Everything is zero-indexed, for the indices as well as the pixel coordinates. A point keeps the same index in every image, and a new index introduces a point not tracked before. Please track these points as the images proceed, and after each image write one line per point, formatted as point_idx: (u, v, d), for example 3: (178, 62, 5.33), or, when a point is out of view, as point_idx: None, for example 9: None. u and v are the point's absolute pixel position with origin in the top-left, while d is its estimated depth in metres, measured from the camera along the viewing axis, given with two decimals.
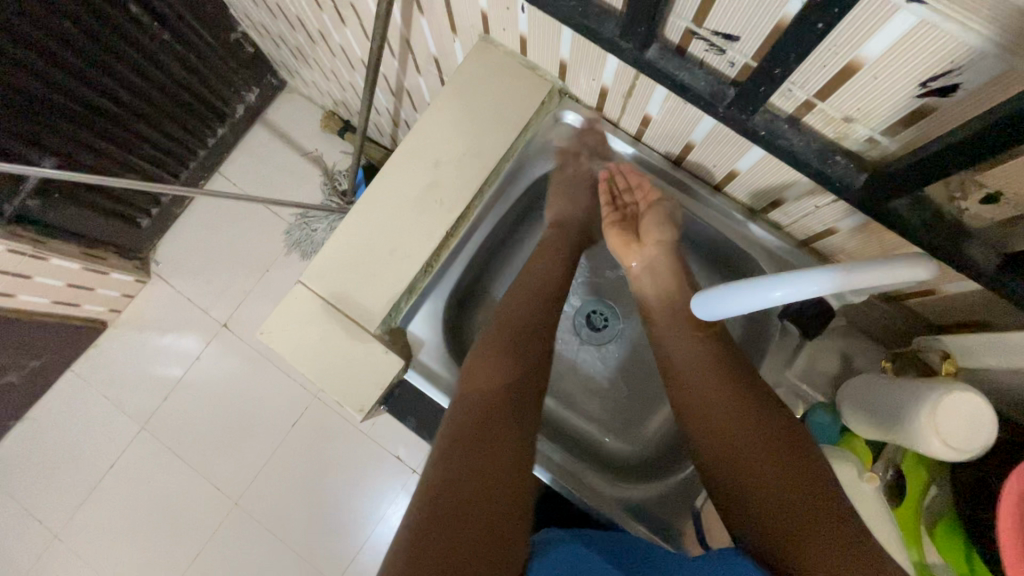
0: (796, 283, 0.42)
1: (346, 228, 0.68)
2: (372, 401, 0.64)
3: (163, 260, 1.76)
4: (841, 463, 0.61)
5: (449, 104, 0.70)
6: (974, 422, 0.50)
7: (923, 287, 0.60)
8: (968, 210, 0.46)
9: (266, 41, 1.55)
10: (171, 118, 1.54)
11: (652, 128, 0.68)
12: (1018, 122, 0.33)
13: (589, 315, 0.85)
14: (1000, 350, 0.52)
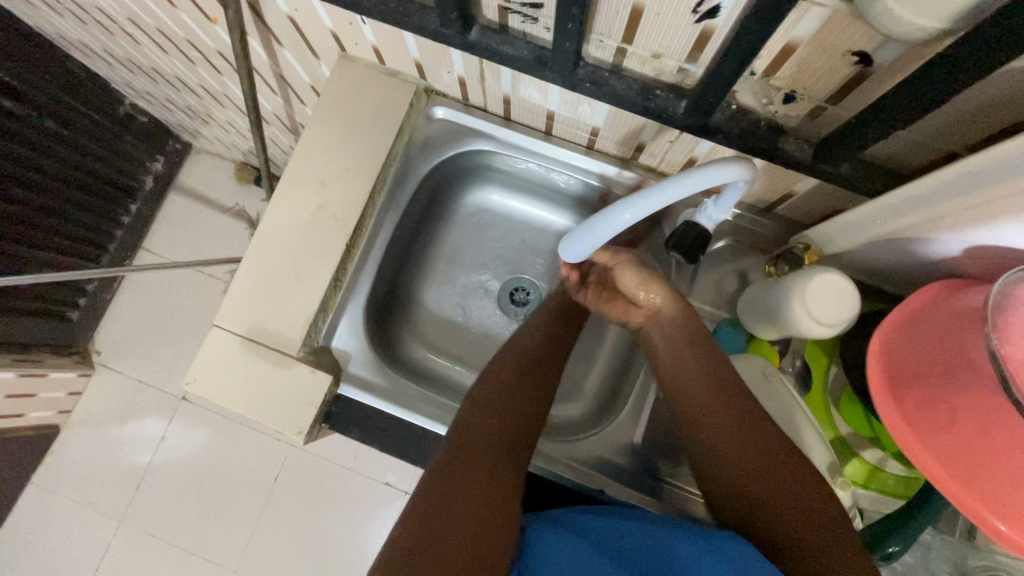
0: (638, 204, 0.47)
1: (249, 263, 0.69)
2: (310, 421, 0.66)
3: (104, 349, 1.71)
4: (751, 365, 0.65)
5: (321, 124, 0.72)
6: (840, 298, 0.55)
7: (783, 191, 0.65)
8: (778, 111, 0.51)
9: (158, 108, 1.54)
10: (77, 205, 1.51)
11: (516, 105, 0.71)
12: (760, 23, 0.37)
13: (512, 291, 0.86)
14: (849, 228, 0.57)
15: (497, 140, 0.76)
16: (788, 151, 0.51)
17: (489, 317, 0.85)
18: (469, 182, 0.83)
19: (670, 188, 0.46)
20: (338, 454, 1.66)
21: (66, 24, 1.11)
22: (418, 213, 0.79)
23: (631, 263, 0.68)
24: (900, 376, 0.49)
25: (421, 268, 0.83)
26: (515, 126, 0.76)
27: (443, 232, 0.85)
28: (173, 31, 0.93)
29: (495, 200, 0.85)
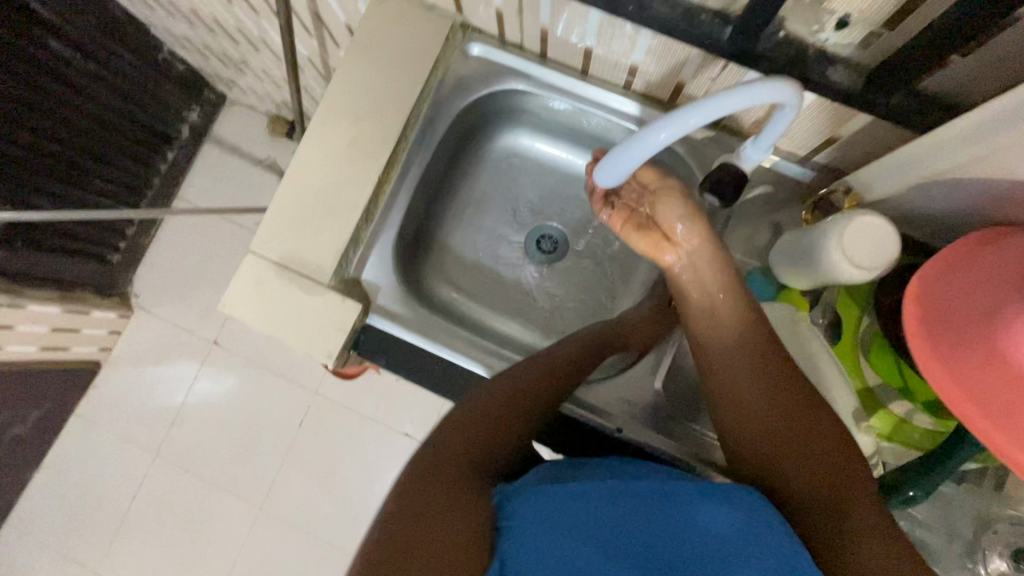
0: (673, 125, 0.49)
1: (284, 194, 0.71)
2: (339, 345, 0.68)
3: (141, 292, 1.78)
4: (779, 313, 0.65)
5: (357, 57, 0.73)
6: (878, 241, 0.54)
7: (825, 136, 0.63)
8: (828, 40, 0.49)
9: (195, 55, 1.56)
10: (117, 150, 1.56)
11: (552, 41, 0.70)
12: None
13: (539, 239, 0.85)
14: (894, 171, 0.55)
15: (532, 79, 0.75)
16: (837, 83, 0.49)
17: (516, 262, 0.85)
18: (501, 125, 0.83)
19: (702, 108, 0.47)
20: (360, 404, 1.71)
21: None
22: (448, 154, 0.79)
23: (676, 197, 0.64)
24: (930, 320, 0.48)
25: (450, 210, 0.84)
26: (551, 65, 0.75)
27: (473, 174, 0.85)
28: None
29: (526, 145, 0.85)
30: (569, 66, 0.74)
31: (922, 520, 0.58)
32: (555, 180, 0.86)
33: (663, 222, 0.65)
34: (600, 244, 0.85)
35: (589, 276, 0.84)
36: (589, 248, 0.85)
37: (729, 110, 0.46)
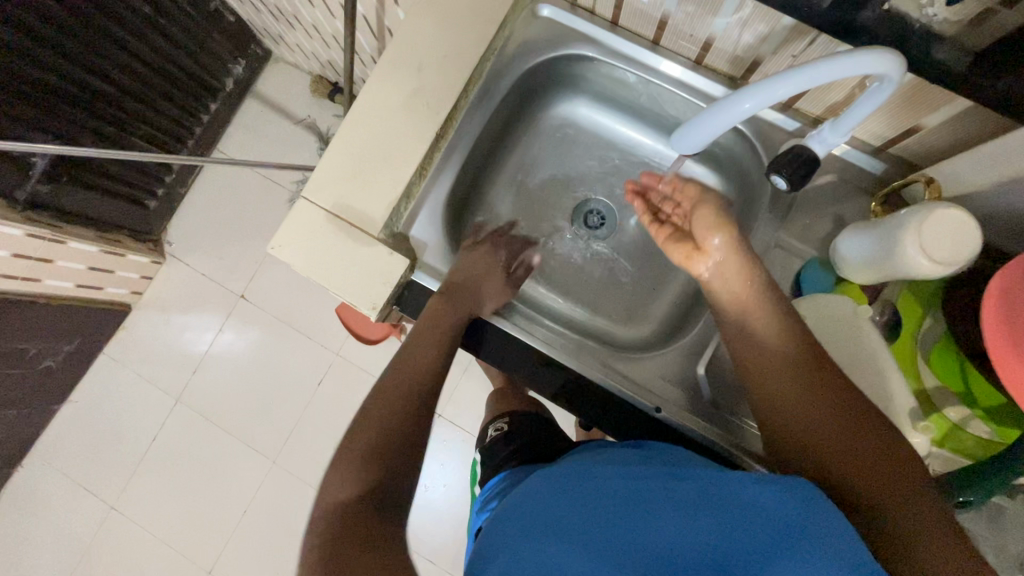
0: (760, 94, 0.48)
1: (342, 141, 0.70)
2: (383, 298, 0.68)
3: (175, 240, 1.81)
4: (836, 300, 0.62)
5: (425, 9, 0.71)
6: (958, 235, 0.51)
7: (906, 125, 0.61)
8: (936, 16, 0.47)
9: (247, 7, 1.55)
10: (163, 96, 1.57)
11: (627, 7, 0.68)
12: None
13: (587, 214, 0.84)
14: (984, 163, 0.53)
15: (600, 46, 0.73)
16: (940, 60, 0.46)
17: (562, 235, 0.83)
18: (560, 92, 0.81)
19: (792, 76, 0.45)
20: (379, 370, 1.73)
21: None
22: (506, 116, 0.78)
23: (710, 207, 0.62)
24: (1011, 320, 0.45)
25: (501, 175, 0.83)
26: (621, 32, 0.73)
27: (527, 141, 0.83)
28: None
29: (584, 114, 0.83)
30: (640, 35, 0.72)
31: (973, 528, 0.56)
32: (608, 154, 0.84)
33: (699, 233, 0.63)
34: None
35: (635, 254, 0.82)
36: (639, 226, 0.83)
37: (819, 80, 0.44)
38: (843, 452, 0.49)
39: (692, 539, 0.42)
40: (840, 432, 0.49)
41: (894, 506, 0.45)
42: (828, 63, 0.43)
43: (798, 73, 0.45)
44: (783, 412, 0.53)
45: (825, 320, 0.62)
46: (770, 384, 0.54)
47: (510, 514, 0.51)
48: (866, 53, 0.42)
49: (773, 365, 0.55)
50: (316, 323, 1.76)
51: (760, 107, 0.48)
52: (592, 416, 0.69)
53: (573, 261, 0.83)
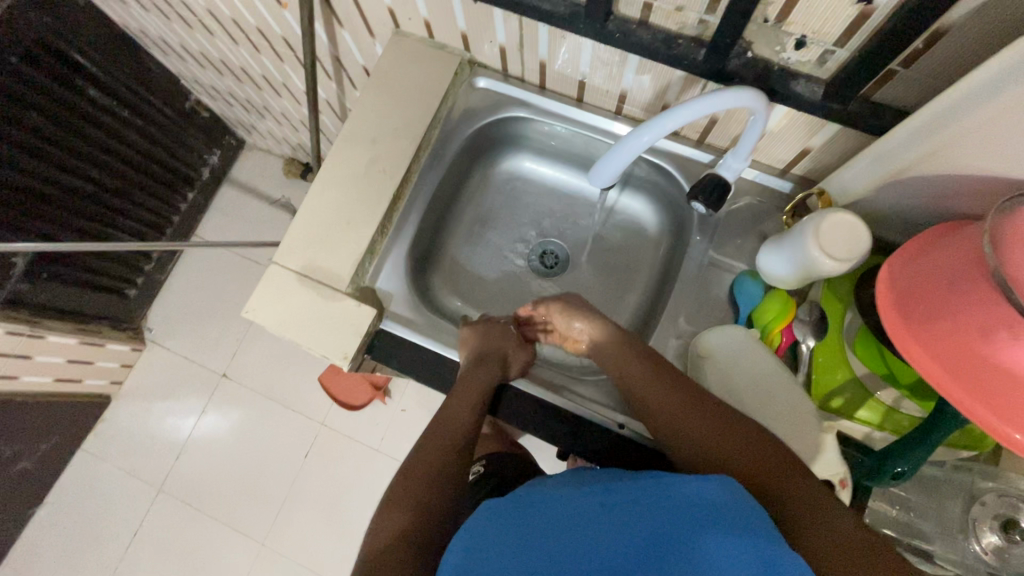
0: (654, 129, 0.55)
1: (308, 210, 0.77)
2: (354, 348, 0.72)
3: (155, 326, 1.83)
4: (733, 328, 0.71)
5: (375, 90, 0.81)
6: (851, 234, 0.59)
7: (798, 149, 0.70)
8: (791, 59, 0.57)
9: (220, 103, 1.68)
10: (141, 189, 1.65)
11: (551, 73, 0.79)
12: None
13: (542, 255, 0.91)
14: (862, 172, 0.61)
15: (532, 107, 0.83)
16: (799, 94, 0.56)
17: (521, 276, 0.90)
18: (504, 150, 0.90)
19: (682, 110, 0.53)
20: (367, 435, 1.72)
21: (151, 19, 1.25)
22: (457, 175, 0.86)
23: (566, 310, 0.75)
24: (907, 297, 0.53)
25: (458, 227, 0.90)
26: (550, 94, 0.83)
27: (479, 195, 0.91)
28: (246, 19, 1.04)
29: (528, 167, 0.92)
30: (565, 95, 0.82)
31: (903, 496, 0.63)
32: (554, 199, 0.92)
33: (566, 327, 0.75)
34: (602, 254, 0.89)
35: (590, 286, 0.89)
36: (590, 260, 0.90)
37: (699, 112, 0.52)
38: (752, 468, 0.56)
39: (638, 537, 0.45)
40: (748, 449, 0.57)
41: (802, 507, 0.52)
42: (705, 98, 0.52)
43: (682, 107, 0.53)
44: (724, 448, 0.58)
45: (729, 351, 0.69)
46: (678, 421, 0.62)
47: (497, 509, 0.55)
48: (731, 87, 0.51)
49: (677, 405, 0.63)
50: (301, 394, 1.76)
51: (657, 140, 0.56)
52: (561, 441, 0.71)
53: (535, 297, 0.88)
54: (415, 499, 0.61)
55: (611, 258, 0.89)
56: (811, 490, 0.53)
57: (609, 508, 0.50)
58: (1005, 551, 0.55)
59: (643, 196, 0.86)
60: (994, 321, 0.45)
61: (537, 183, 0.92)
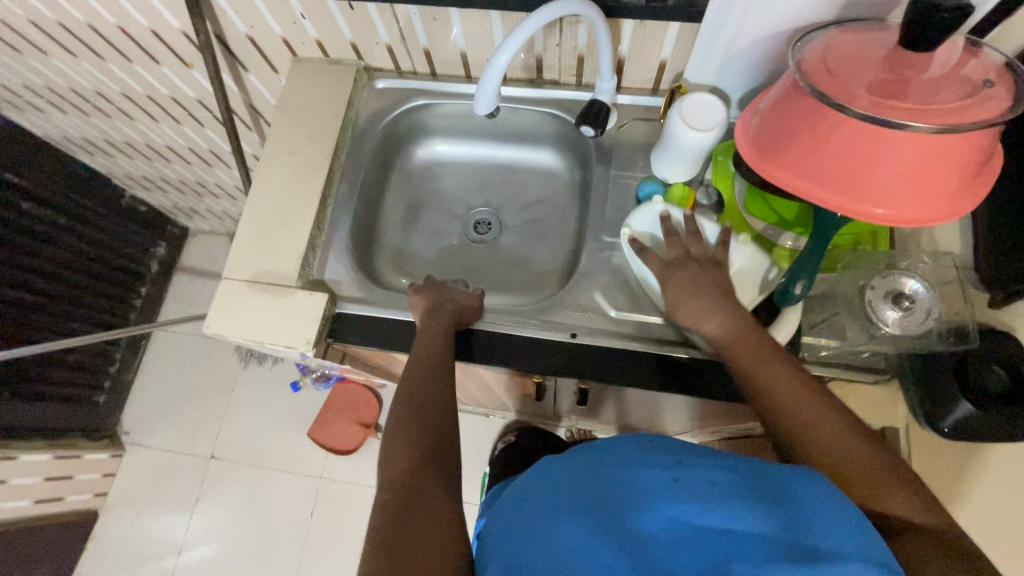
0: (510, 47, 0.62)
1: (246, 226, 0.83)
2: (315, 332, 0.76)
3: (131, 428, 1.79)
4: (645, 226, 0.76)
5: (287, 110, 0.90)
6: (708, 109, 0.70)
7: (656, 64, 0.81)
8: None
9: (157, 193, 1.74)
10: (92, 292, 1.66)
11: (436, 57, 0.89)
12: None
13: (476, 224, 0.98)
14: (705, 59, 0.71)
15: (429, 93, 0.92)
16: (627, 4, 0.67)
17: (460, 246, 0.96)
18: (416, 141, 0.98)
19: (525, 24, 0.62)
20: (369, 476, 1.70)
21: (72, 121, 1.32)
22: (379, 170, 0.94)
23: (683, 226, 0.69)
24: (758, 137, 0.61)
25: (392, 217, 0.97)
26: (442, 78, 0.93)
27: (404, 186, 0.99)
28: (160, 93, 1.13)
29: (442, 151, 1.00)
30: (455, 75, 0.92)
31: (811, 325, 0.68)
32: (473, 173, 1.00)
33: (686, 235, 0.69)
34: (528, 210, 0.97)
35: (524, 238, 0.95)
36: (519, 217, 0.97)
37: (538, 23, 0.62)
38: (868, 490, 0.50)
39: (719, 535, 0.43)
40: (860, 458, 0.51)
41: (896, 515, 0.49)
42: (538, 13, 0.62)
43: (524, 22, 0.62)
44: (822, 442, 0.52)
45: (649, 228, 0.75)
46: (779, 399, 0.55)
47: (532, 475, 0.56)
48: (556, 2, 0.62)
49: (804, 404, 0.54)
50: (295, 456, 1.73)
51: (513, 55, 0.63)
52: (524, 363, 0.76)
53: (477, 262, 0.95)
54: (419, 416, 0.64)
55: (537, 211, 0.96)
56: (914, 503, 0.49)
57: (675, 485, 0.47)
58: (902, 320, 0.61)
59: (549, 148, 0.96)
60: (820, 122, 0.54)
61: (455, 162, 1.00)
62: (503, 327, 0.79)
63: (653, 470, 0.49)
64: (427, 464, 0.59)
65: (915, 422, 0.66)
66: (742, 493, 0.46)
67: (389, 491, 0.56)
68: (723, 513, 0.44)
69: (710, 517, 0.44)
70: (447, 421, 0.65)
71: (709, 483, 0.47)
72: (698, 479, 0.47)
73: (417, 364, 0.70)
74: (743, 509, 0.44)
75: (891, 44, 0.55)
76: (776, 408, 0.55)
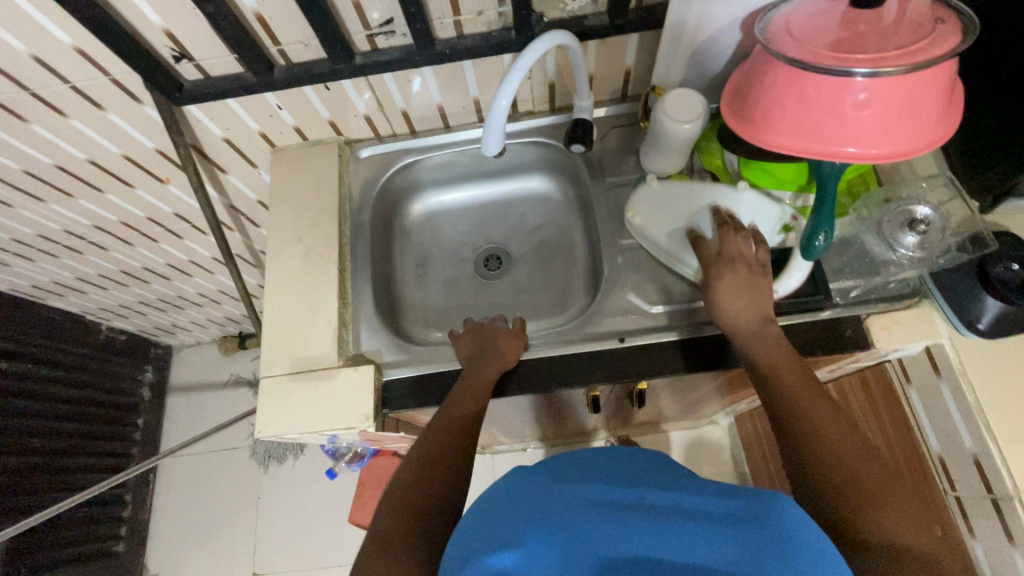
0: (507, 90, 0.66)
1: (271, 321, 0.82)
2: (371, 405, 0.75)
3: (159, 569, 1.68)
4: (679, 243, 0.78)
5: (280, 200, 0.90)
6: (688, 100, 0.74)
7: (623, 73, 0.86)
8: (574, 8, 0.73)
9: (135, 319, 1.68)
10: (87, 438, 1.59)
11: (414, 116, 0.92)
12: None
13: (486, 262, 1.00)
14: (672, 58, 0.77)
15: (414, 150, 0.95)
16: (593, 26, 0.73)
17: (478, 286, 0.97)
18: (410, 197, 1.00)
19: (519, 66, 0.65)
20: None
21: (40, 268, 1.28)
22: (382, 235, 0.95)
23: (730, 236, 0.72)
24: (745, 111, 0.66)
25: (405, 276, 0.97)
26: (422, 134, 0.96)
27: (408, 244, 1.00)
28: (134, 215, 1.11)
29: (436, 201, 1.02)
30: (434, 128, 0.96)
31: (834, 271, 0.74)
32: (471, 215, 1.02)
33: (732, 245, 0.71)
34: (533, 235, 1.00)
35: (537, 263, 0.98)
36: (526, 245, 1.00)
37: (530, 63, 0.65)
38: (876, 502, 0.51)
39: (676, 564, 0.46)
40: (861, 466, 0.53)
41: (888, 516, 0.50)
42: (528, 51, 0.65)
43: (517, 63, 0.65)
44: (829, 442, 0.55)
45: (652, 211, 0.81)
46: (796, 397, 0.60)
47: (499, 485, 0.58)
48: (542, 38, 0.66)
49: (821, 409, 0.58)
50: (338, 548, 1.65)
51: (512, 97, 0.66)
52: (582, 380, 0.78)
53: (499, 297, 0.96)
54: (439, 446, 0.67)
55: (542, 234, 0.99)
56: (907, 511, 0.50)
57: (647, 505, 0.51)
58: (922, 242, 0.68)
59: (539, 174, 1.00)
60: (804, 86, 0.59)
61: (452, 209, 1.02)
62: (550, 350, 0.80)
63: (629, 491, 0.53)
64: (428, 500, 0.61)
65: (957, 333, 0.70)
66: (715, 517, 0.49)
67: (385, 517, 0.60)
68: (681, 536, 0.47)
69: (674, 542, 0.47)
70: (454, 471, 0.64)
71: (672, 507, 0.51)
72: (668, 502, 0.52)
73: (456, 410, 0.71)
74: (711, 533, 0.47)
75: (842, 6, 0.60)
76: (790, 407, 0.59)
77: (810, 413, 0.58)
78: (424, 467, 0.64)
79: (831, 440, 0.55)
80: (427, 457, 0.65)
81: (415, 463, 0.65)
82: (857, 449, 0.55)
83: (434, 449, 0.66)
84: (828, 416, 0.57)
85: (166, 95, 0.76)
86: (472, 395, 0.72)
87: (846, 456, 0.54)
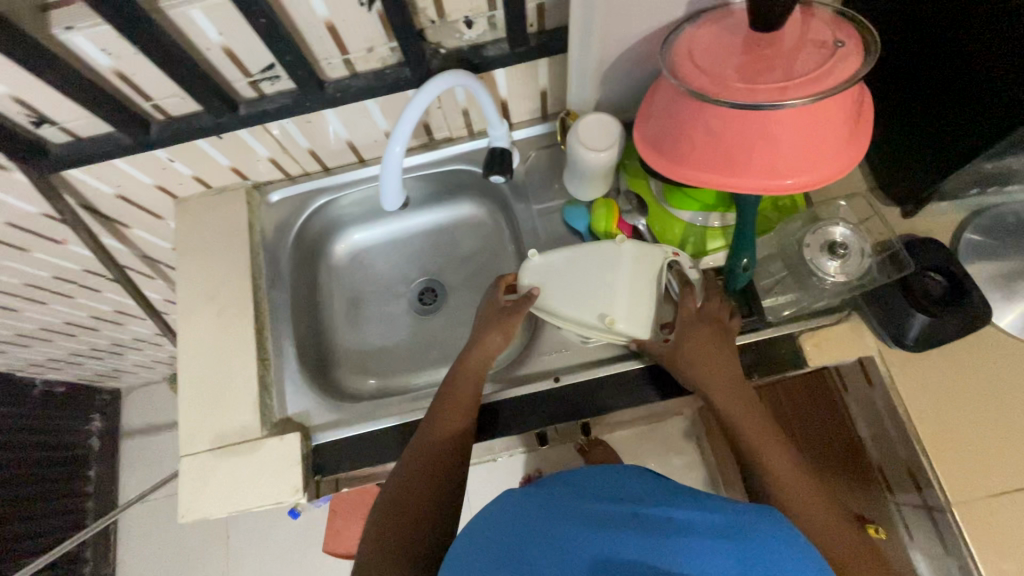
0: (399, 137, 0.61)
1: (187, 392, 0.77)
2: (299, 476, 0.71)
3: None
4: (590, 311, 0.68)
5: (187, 252, 0.84)
6: (601, 125, 0.71)
7: (538, 94, 0.82)
8: (472, 37, 0.68)
9: (71, 370, 1.58)
10: (33, 500, 1.51)
11: (323, 153, 0.86)
12: None
13: (421, 296, 0.95)
14: (581, 81, 0.73)
15: (329, 189, 0.89)
16: (494, 56, 0.68)
17: (413, 324, 0.93)
18: (332, 237, 0.95)
19: (409, 111, 0.61)
20: None
21: None
22: (304, 283, 0.90)
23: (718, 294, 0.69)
24: (658, 142, 0.62)
25: (336, 319, 0.93)
26: (336, 171, 0.90)
27: (336, 285, 0.95)
28: (39, 276, 1.03)
29: (361, 238, 0.97)
30: (349, 163, 0.90)
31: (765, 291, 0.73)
32: (400, 248, 0.97)
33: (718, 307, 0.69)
34: (466, 264, 0.96)
35: (473, 294, 0.94)
36: (460, 275, 0.96)
37: (422, 105, 0.61)
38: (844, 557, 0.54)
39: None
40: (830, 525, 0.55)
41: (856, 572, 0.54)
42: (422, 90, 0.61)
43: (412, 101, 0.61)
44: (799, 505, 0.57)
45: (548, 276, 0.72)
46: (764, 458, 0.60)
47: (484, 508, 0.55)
48: (439, 78, 0.62)
49: (788, 469, 0.59)
50: None
51: (405, 144, 0.61)
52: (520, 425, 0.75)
53: (435, 334, 0.92)
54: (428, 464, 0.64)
55: (477, 263, 0.95)
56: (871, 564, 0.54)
57: (644, 518, 0.46)
58: (842, 266, 0.63)
59: (466, 201, 0.95)
60: (709, 119, 0.56)
61: (380, 243, 0.97)
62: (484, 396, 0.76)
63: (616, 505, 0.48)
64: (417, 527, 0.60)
65: (885, 345, 0.70)
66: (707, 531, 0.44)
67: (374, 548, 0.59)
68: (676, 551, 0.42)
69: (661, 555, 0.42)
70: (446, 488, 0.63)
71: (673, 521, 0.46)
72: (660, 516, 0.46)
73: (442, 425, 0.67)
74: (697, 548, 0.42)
75: (743, 30, 0.57)
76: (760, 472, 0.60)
77: (777, 474, 0.59)
78: (412, 491, 0.62)
79: (799, 504, 0.57)
80: (418, 480, 0.63)
81: (402, 484, 0.63)
82: (823, 506, 0.57)
83: (423, 471, 0.64)
84: (793, 475, 0.58)
85: (32, 164, 0.69)
86: (457, 410, 0.68)
87: (815, 515, 0.56)
